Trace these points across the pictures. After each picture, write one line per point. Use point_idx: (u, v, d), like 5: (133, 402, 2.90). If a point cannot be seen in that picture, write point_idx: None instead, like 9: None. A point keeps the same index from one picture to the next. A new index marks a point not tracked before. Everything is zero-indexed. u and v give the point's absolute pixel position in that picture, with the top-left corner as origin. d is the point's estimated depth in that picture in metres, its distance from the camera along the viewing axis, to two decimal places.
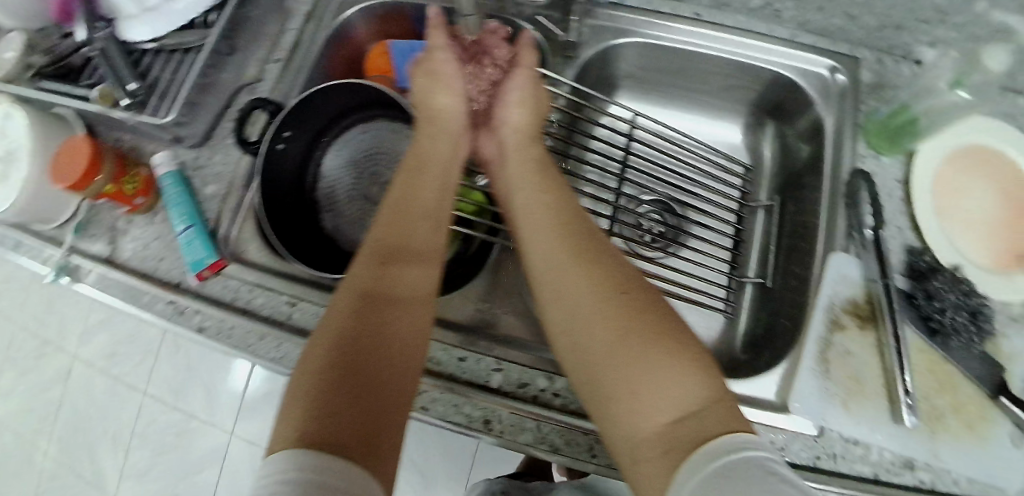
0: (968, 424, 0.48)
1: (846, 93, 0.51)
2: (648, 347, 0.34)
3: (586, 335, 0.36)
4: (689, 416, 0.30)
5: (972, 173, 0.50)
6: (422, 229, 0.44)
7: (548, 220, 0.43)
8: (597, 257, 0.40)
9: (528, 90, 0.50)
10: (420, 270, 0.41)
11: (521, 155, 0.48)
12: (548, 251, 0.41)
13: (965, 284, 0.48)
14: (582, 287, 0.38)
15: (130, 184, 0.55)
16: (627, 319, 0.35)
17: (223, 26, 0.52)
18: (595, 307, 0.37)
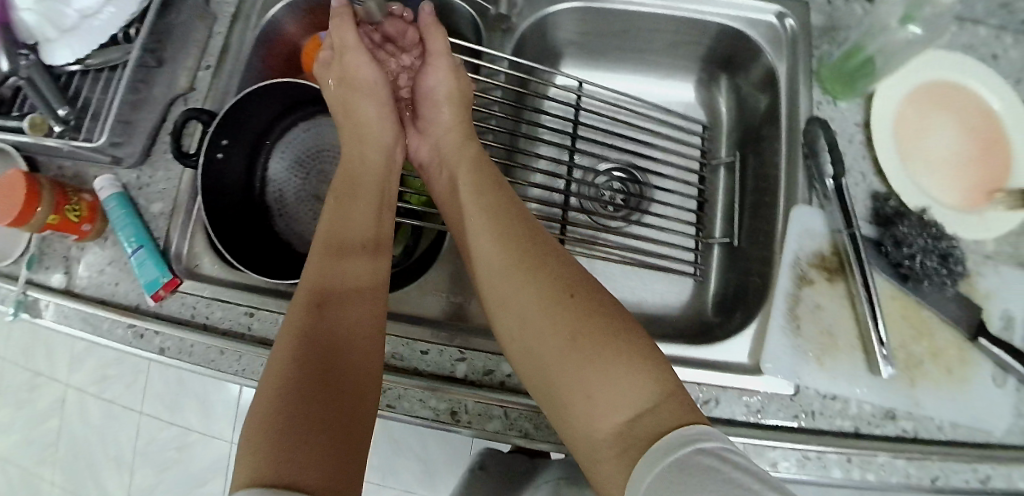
0: (947, 369, 0.47)
1: (797, 39, 0.50)
2: (596, 350, 0.34)
3: (535, 342, 0.36)
4: (642, 414, 0.31)
5: (928, 110, 0.49)
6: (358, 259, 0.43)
7: (485, 224, 0.42)
8: (539, 258, 0.39)
9: (450, 85, 0.50)
10: (363, 302, 0.41)
11: (458, 157, 0.48)
12: (492, 256, 0.40)
13: (934, 228, 0.46)
14: (525, 294, 0.37)
15: (73, 212, 0.53)
16: (573, 323, 0.35)
17: (146, 38, 0.50)
18: (539, 313, 0.36)
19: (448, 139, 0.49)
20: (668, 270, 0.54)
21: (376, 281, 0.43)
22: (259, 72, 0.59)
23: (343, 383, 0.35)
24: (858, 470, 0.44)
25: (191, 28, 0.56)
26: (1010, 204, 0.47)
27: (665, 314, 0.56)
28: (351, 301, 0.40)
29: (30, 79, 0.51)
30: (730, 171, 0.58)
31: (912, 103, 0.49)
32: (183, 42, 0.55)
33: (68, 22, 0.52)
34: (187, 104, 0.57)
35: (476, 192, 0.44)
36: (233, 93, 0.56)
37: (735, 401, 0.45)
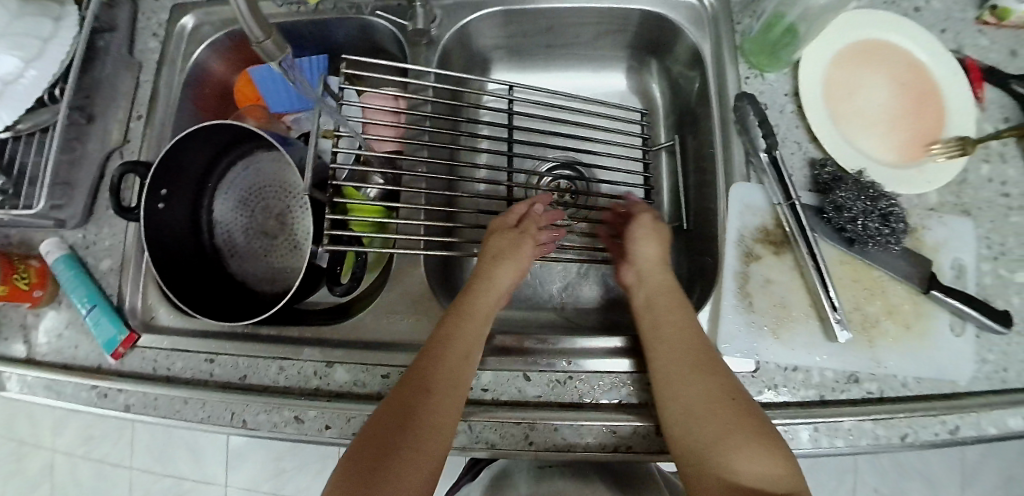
0: (904, 325, 0.47)
1: (716, 17, 0.50)
2: (753, 447, 0.37)
3: (691, 428, 0.39)
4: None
5: (855, 71, 0.49)
6: (467, 328, 0.44)
7: (669, 331, 0.43)
8: (718, 370, 0.41)
9: (655, 232, 0.50)
10: (459, 355, 0.42)
11: (657, 287, 0.47)
12: (668, 351, 0.42)
13: (872, 188, 0.45)
14: (701, 391, 0.40)
15: (22, 279, 0.52)
16: (732, 424, 0.38)
17: (69, 96, 0.50)
18: (709, 411, 0.39)
19: (652, 270, 0.48)
20: (622, 262, 0.54)
21: (469, 346, 0.43)
22: (193, 115, 0.58)
23: (427, 447, 0.38)
24: (826, 437, 0.44)
25: (118, 79, 0.56)
26: (949, 154, 0.47)
27: None
28: (447, 358, 0.42)
29: None
30: (672, 155, 0.58)
31: (840, 67, 0.49)
32: (111, 94, 0.56)
33: None
34: (124, 157, 0.57)
35: (671, 313, 0.45)
36: (168, 140, 0.55)
37: None
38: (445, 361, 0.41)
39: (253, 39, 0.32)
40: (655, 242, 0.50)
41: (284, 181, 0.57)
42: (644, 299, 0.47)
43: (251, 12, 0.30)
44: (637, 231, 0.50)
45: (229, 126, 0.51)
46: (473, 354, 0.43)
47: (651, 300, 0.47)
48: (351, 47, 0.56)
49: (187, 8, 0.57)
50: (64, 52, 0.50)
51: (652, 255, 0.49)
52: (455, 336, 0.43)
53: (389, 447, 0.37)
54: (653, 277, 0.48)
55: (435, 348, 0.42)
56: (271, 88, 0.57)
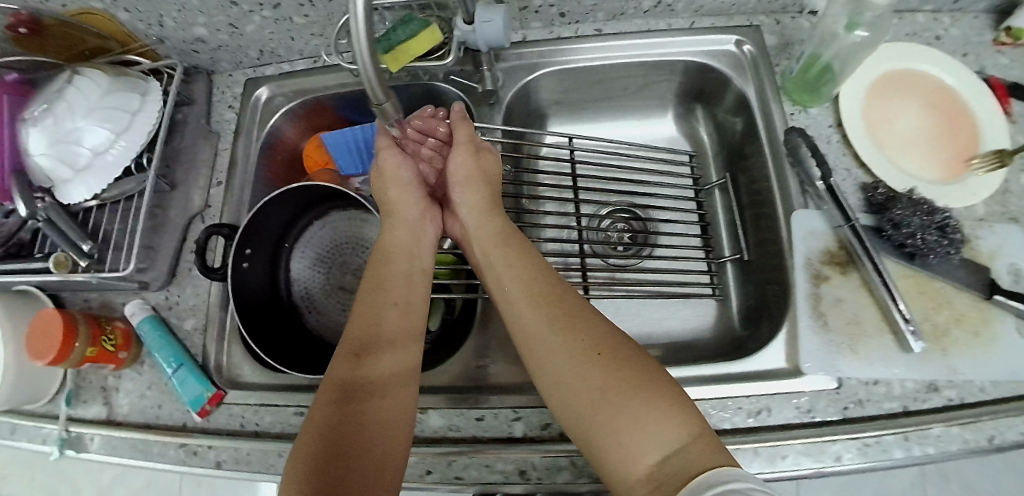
0: (974, 333, 0.48)
1: (757, 62, 0.55)
2: (636, 397, 0.38)
3: (566, 392, 0.41)
4: (672, 455, 0.36)
5: (887, 100, 0.54)
6: (393, 286, 0.48)
7: (523, 295, 0.46)
8: (570, 316, 0.44)
9: (472, 165, 0.52)
10: (394, 317, 0.46)
11: (485, 236, 0.51)
12: (528, 314, 0.45)
13: (925, 204, 0.48)
14: (559, 343, 0.42)
15: (108, 341, 0.53)
16: (609, 379, 0.40)
17: (155, 167, 0.53)
18: (571, 362, 0.41)
19: (478, 210, 0.52)
20: (688, 294, 0.58)
21: (395, 307, 0.47)
22: (268, 182, 0.62)
23: (379, 418, 0.41)
24: (917, 446, 0.45)
25: (197, 149, 0.60)
26: (988, 167, 0.50)
27: (694, 339, 0.58)
28: (382, 324, 0.45)
29: (51, 220, 0.52)
30: (725, 192, 0.62)
31: (873, 97, 0.54)
32: (190, 162, 0.59)
33: (81, 161, 0.51)
34: (205, 220, 0.59)
35: (508, 266, 0.48)
36: (247, 205, 0.59)
37: (784, 404, 0.47)
38: (375, 334, 0.45)
39: (377, 101, 0.36)
40: (480, 183, 0.52)
41: (361, 238, 0.60)
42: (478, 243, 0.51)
43: (379, 80, 0.34)
44: (454, 163, 0.52)
45: (312, 185, 0.56)
46: (405, 314, 0.47)
47: (489, 252, 0.50)
48: (414, 109, 0.60)
49: (261, 82, 0.62)
50: (151, 123, 0.54)
51: (478, 201, 0.52)
52: (382, 298, 0.47)
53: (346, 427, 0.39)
54: (484, 225, 0.51)
55: (361, 321, 0.46)
56: (342, 152, 0.63)
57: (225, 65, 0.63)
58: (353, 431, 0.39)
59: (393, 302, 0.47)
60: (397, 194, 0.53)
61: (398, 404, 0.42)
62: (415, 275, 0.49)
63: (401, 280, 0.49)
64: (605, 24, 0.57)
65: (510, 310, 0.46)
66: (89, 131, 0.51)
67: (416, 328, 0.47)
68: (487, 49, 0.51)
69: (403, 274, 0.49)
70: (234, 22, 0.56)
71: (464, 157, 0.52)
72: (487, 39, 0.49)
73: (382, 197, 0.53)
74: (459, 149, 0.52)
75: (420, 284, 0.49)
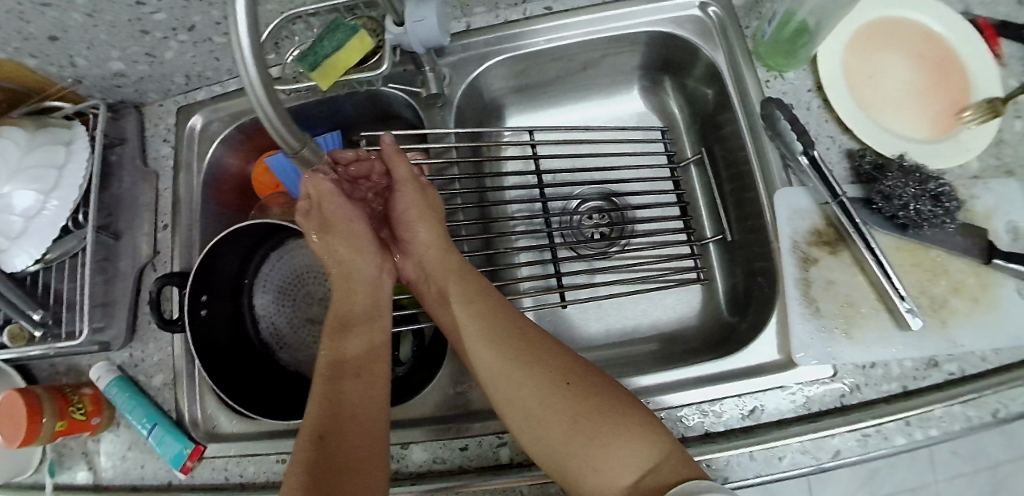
0: (973, 300, 0.46)
1: (724, 25, 0.51)
2: (606, 421, 0.37)
3: (541, 429, 0.38)
4: (648, 473, 0.35)
5: (870, 53, 0.50)
6: (356, 338, 0.44)
7: (479, 331, 0.42)
8: (529, 348, 0.41)
9: (422, 204, 0.48)
10: (357, 379, 0.42)
11: (438, 271, 0.47)
12: (486, 354, 0.41)
13: (917, 172, 0.45)
14: (519, 378, 0.39)
15: (77, 411, 0.52)
16: (578, 407, 0.38)
17: (93, 223, 0.51)
18: (537, 397, 0.39)
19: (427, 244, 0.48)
20: (671, 285, 0.55)
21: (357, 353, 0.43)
22: (217, 217, 0.58)
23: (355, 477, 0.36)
24: (918, 429, 0.44)
25: (139, 194, 0.57)
26: (981, 119, 0.46)
27: (685, 330, 0.56)
28: (345, 383, 0.41)
29: None
30: (702, 168, 0.58)
31: (853, 54, 0.50)
32: (132, 209, 0.56)
33: (15, 228, 0.48)
34: (157, 268, 0.56)
35: (463, 298, 0.44)
36: (197, 246, 0.55)
37: (779, 399, 0.45)
38: (336, 381, 0.41)
39: (290, 149, 0.33)
40: (429, 222, 0.48)
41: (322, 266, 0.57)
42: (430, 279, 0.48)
43: (288, 123, 0.32)
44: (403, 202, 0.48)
45: (260, 222, 0.51)
46: (365, 360, 0.43)
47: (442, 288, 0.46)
48: (362, 115, 0.56)
49: (194, 109, 0.57)
50: (81, 177, 0.50)
51: (433, 238, 0.48)
52: (341, 356, 0.43)
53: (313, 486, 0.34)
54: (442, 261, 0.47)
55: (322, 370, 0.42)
56: (287, 175, 0.56)
57: (153, 96, 0.59)
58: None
59: (354, 343, 0.44)
60: (341, 240, 0.48)
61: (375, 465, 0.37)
62: (372, 327, 0.45)
63: (363, 317, 0.46)
64: (556, 1, 0.52)
65: (469, 350, 0.42)
66: (18, 196, 0.48)
67: (381, 361, 0.44)
68: (426, 50, 0.46)
69: (361, 327, 0.45)
70: (150, 51, 0.52)
71: (413, 196, 0.48)
72: (423, 41, 0.44)
73: (331, 254, 0.48)
74: (410, 187, 0.48)
75: (378, 326, 0.46)
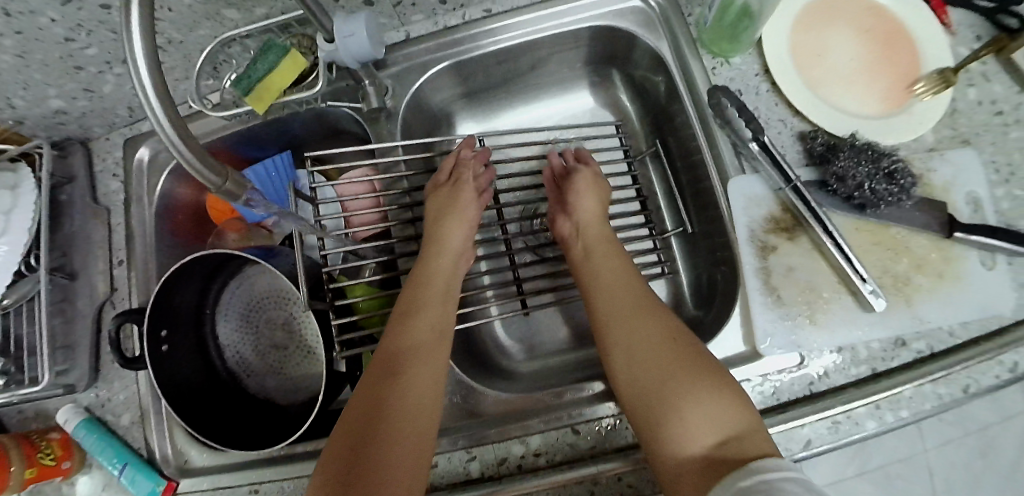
0: (937, 276, 0.45)
1: (666, 14, 0.50)
2: (704, 383, 0.37)
3: (641, 370, 0.39)
4: (729, 441, 0.34)
5: (817, 32, 0.49)
6: (428, 313, 0.43)
7: (615, 286, 0.44)
8: (654, 308, 0.42)
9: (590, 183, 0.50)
10: (430, 338, 0.42)
11: (591, 236, 0.48)
12: (615, 302, 0.43)
13: (869, 150, 0.44)
14: (644, 326, 0.41)
15: (46, 456, 0.51)
16: (684, 363, 0.38)
17: (46, 266, 0.50)
18: (653, 346, 0.40)
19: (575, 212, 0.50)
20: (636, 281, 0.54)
21: (438, 323, 0.43)
22: (173, 249, 0.57)
23: (408, 426, 0.38)
24: (889, 412, 0.43)
25: (92, 232, 0.56)
26: (934, 90, 0.45)
27: None
28: (414, 358, 0.41)
29: None
30: (658, 161, 0.57)
31: (800, 34, 0.49)
32: (85, 247, 0.55)
33: None
34: (116, 306, 0.56)
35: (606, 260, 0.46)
36: (155, 280, 0.55)
37: (748, 392, 0.44)
38: (406, 337, 0.42)
39: (210, 184, 0.31)
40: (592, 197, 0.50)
41: (284, 291, 0.56)
42: (579, 244, 0.49)
43: (201, 157, 0.29)
44: (575, 179, 0.51)
45: (208, 254, 0.49)
46: (443, 332, 0.43)
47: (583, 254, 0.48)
48: (309, 132, 0.55)
49: (140, 141, 0.56)
50: (29, 220, 0.50)
51: (589, 207, 0.49)
52: (411, 341, 0.41)
53: (371, 434, 0.37)
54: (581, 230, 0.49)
55: (396, 327, 0.43)
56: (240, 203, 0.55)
57: (98, 130, 0.58)
58: (377, 451, 0.36)
59: (434, 303, 0.44)
60: (454, 222, 0.48)
61: (427, 422, 0.39)
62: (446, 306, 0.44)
63: (444, 282, 0.46)
64: (494, 3, 0.51)
65: (599, 300, 0.44)
66: None
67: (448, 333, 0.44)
68: (360, 64, 0.45)
69: (437, 305, 0.44)
70: (88, 86, 0.51)
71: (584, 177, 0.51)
72: (355, 54, 0.43)
73: (433, 226, 0.48)
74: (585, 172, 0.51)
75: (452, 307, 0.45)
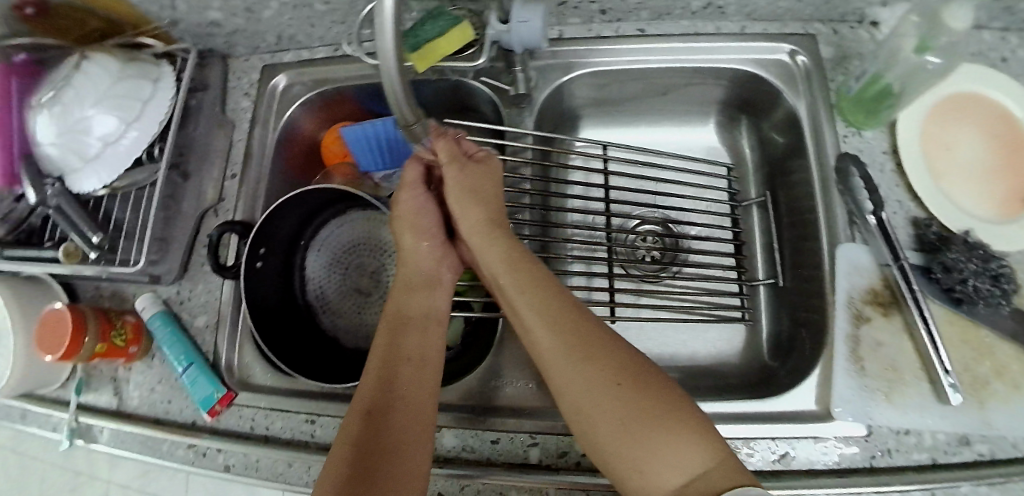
0: (1016, 385, 0.45)
1: (811, 75, 0.51)
2: (652, 425, 0.34)
3: (587, 419, 0.37)
4: (695, 481, 0.32)
5: (953, 126, 0.50)
6: (416, 299, 0.46)
7: (535, 317, 0.41)
8: (584, 339, 0.39)
9: (470, 187, 0.45)
10: (421, 331, 0.45)
11: (490, 248, 0.45)
12: (544, 337, 0.40)
13: (982, 249, 0.45)
14: (571, 368, 0.38)
15: (118, 337, 0.52)
16: (624, 404, 0.36)
17: (168, 158, 0.52)
18: (585, 390, 0.37)
19: (465, 221, 0.46)
20: (717, 318, 0.56)
21: (429, 315, 0.46)
22: (284, 177, 0.59)
23: (406, 422, 0.40)
24: None
25: (213, 139, 0.58)
26: None
27: (721, 364, 0.56)
28: (407, 339, 0.44)
29: (59, 208, 0.51)
30: (764, 210, 0.59)
31: (931, 124, 0.50)
32: (205, 152, 0.57)
33: (91, 151, 0.49)
34: (218, 214, 0.58)
35: (515, 283, 0.42)
36: (262, 198, 0.56)
37: (810, 449, 0.45)
38: (399, 332, 0.44)
39: (405, 122, 0.34)
40: (479, 201, 0.46)
41: (380, 241, 0.58)
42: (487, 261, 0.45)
43: (409, 97, 0.32)
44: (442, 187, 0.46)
45: (326, 187, 0.53)
46: (434, 322, 0.46)
47: (492, 270, 0.45)
48: (440, 104, 0.57)
49: (280, 70, 0.59)
50: (162, 114, 0.52)
51: (473, 219, 0.45)
52: (406, 313, 0.45)
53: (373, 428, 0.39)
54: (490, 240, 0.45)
55: (391, 324, 0.45)
56: (362, 150, 0.58)
57: (240, 49, 0.60)
58: (385, 445, 0.38)
59: (421, 299, 0.47)
60: (412, 227, 0.48)
61: (427, 423, 0.41)
62: (433, 292, 0.47)
63: (424, 278, 0.48)
64: (648, 24, 0.53)
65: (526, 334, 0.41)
66: (100, 121, 0.49)
67: (441, 319, 0.47)
68: (522, 50, 0.47)
69: (423, 289, 0.47)
70: (250, 6, 0.53)
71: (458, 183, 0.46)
72: (524, 40, 0.45)
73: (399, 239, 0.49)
74: (449, 177, 0.46)
75: (441, 298, 0.48)
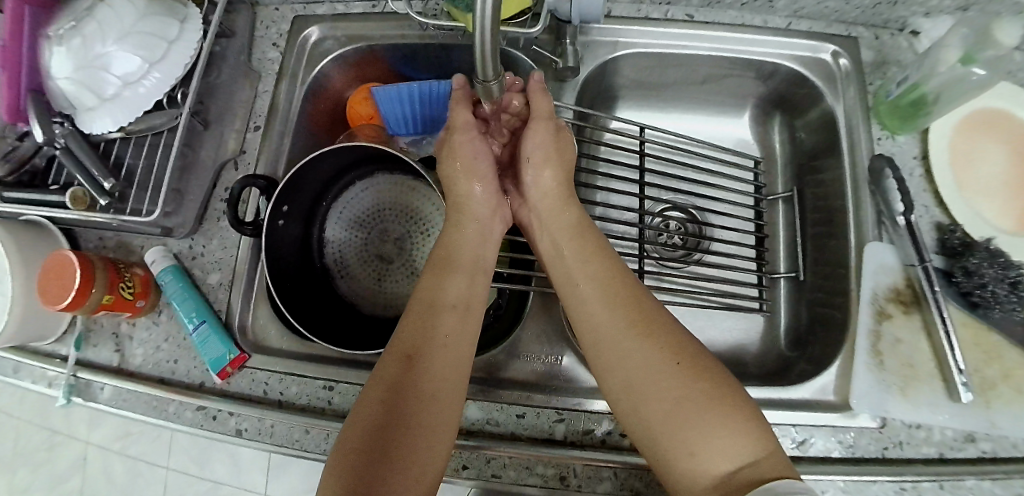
0: (1019, 390, 0.46)
1: (851, 76, 0.52)
2: (705, 407, 0.35)
3: (638, 398, 0.37)
4: (744, 468, 0.33)
5: (982, 138, 0.51)
6: (454, 282, 0.44)
7: (595, 294, 0.42)
8: (643, 317, 0.40)
9: (552, 145, 0.46)
10: (454, 314, 0.42)
11: (555, 224, 0.46)
12: (602, 315, 0.40)
13: (1002, 258, 0.47)
14: (629, 345, 0.38)
15: (126, 289, 0.50)
16: (678, 386, 0.36)
17: (191, 104, 0.49)
18: (640, 368, 0.38)
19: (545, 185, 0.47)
20: (736, 307, 0.57)
21: (468, 299, 0.44)
22: (309, 134, 0.58)
23: (431, 405, 0.38)
24: None
25: (237, 91, 0.56)
26: None
27: (739, 353, 0.57)
28: (442, 319, 0.42)
29: (67, 147, 0.48)
30: (789, 205, 0.60)
31: (961, 135, 0.52)
32: (228, 104, 0.55)
33: (110, 89, 0.46)
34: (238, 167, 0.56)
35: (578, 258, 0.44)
36: (285, 154, 0.54)
37: (826, 438, 0.46)
38: (432, 310, 0.42)
39: (485, 78, 0.35)
40: (555, 169, 0.47)
41: (406, 207, 0.57)
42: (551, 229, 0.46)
43: (494, 57, 0.33)
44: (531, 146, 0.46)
45: (360, 146, 0.52)
46: (470, 306, 0.43)
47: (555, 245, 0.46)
48: None
49: (312, 21, 0.57)
50: (189, 55, 0.48)
51: (550, 186, 0.47)
52: (444, 297, 0.43)
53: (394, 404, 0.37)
54: (549, 215, 0.47)
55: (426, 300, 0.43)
56: (390, 111, 0.56)
57: None
58: (405, 426, 0.36)
59: (462, 270, 0.45)
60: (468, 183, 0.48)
61: (450, 414, 0.38)
62: (475, 276, 0.45)
63: (473, 244, 0.47)
64: (697, 11, 0.53)
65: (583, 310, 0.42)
66: (122, 59, 0.46)
67: (477, 304, 0.44)
68: (579, 22, 0.47)
69: (462, 273, 0.45)
70: None
71: (542, 136, 0.46)
72: (583, 11, 0.45)
73: (450, 185, 0.48)
74: (536, 129, 0.45)
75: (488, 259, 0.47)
